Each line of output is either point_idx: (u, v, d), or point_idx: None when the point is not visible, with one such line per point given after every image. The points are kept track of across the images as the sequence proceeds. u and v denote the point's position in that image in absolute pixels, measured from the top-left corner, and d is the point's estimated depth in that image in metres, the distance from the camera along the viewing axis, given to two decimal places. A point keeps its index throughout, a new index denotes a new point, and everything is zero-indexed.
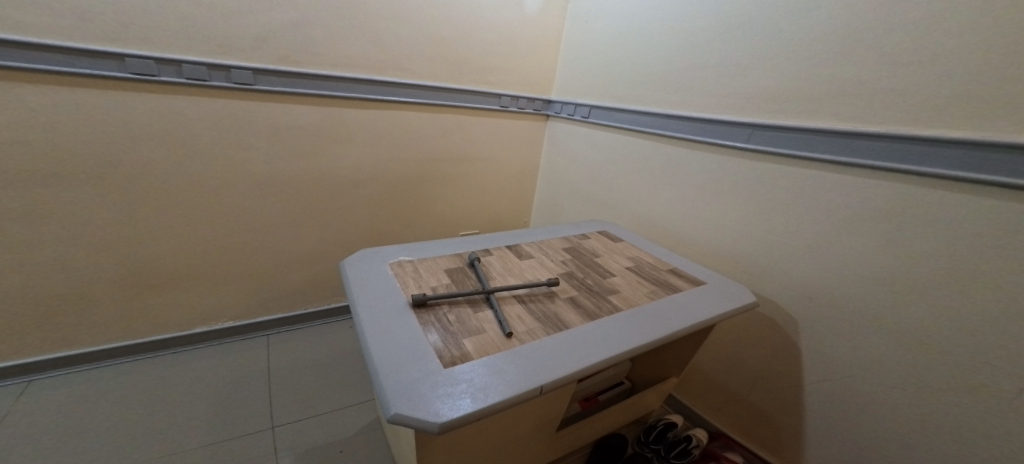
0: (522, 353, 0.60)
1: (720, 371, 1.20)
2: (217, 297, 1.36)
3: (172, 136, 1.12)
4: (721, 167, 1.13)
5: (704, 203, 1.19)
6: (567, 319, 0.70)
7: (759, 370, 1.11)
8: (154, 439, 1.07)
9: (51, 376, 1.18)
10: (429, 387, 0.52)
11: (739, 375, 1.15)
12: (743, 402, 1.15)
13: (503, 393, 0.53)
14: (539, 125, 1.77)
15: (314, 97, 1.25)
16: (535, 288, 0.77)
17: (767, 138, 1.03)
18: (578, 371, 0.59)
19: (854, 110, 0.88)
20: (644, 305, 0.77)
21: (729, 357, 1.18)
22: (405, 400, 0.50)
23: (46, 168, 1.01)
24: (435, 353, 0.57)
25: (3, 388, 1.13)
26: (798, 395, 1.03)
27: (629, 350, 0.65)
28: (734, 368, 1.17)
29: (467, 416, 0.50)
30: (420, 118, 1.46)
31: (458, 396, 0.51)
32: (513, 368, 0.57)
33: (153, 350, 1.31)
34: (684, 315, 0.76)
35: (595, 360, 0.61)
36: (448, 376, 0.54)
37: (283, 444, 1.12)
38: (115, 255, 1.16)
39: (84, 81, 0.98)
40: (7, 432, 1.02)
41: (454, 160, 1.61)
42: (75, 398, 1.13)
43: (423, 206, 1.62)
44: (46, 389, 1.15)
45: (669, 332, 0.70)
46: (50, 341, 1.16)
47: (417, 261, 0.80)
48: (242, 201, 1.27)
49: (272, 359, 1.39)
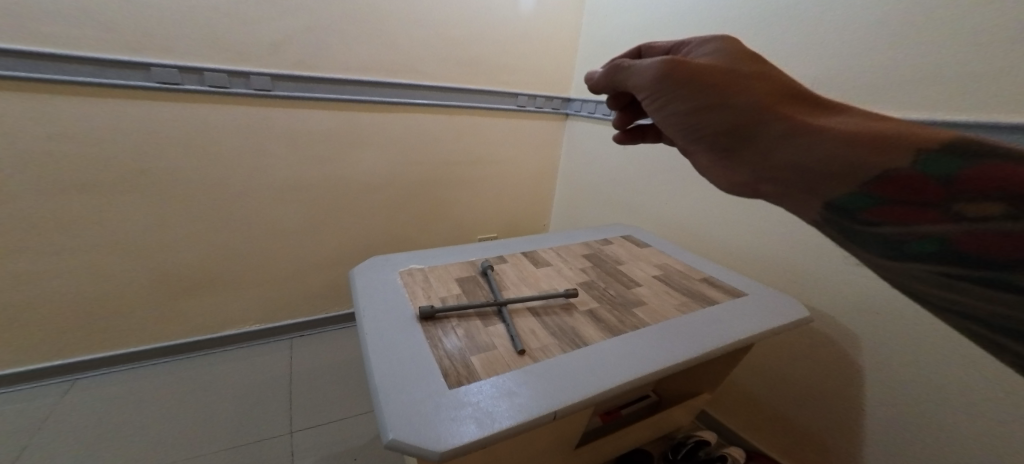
0: (535, 373, 0.55)
1: (759, 388, 1.12)
2: (242, 301, 1.38)
3: (197, 144, 1.14)
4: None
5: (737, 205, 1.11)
6: (586, 334, 0.64)
7: (805, 388, 1.02)
8: (176, 443, 1.07)
9: (95, 375, 1.24)
10: (433, 409, 0.47)
11: (781, 394, 1.07)
12: (787, 421, 1.06)
13: (514, 417, 0.48)
14: (557, 124, 1.71)
15: (330, 101, 1.25)
16: (551, 300, 0.73)
17: None
18: (598, 395, 0.53)
19: (936, 93, 0.77)
20: (673, 319, 0.70)
21: (769, 373, 1.09)
22: (401, 424, 0.44)
23: (80, 177, 1.04)
24: (439, 372, 0.53)
25: (52, 386, 1.19)
26: (855, 419, 0.93)
27: (657, 371, 0.58)
28: (775, 385, 1.08)
29: (471, 443, 0.44)
30: (435, 121, 1.43)
31: (462, 420, 0.46)
32: (525, 390, 0.52)
33: (186, 351, 1.35)
34: (719, 331, 0.68)
35: (617, 383, 0.55)
36: (453, 397, 0.49)
37: (298, 450, 1.10)
38: (147, 261, 1.20)
39: (114, 92, 1.01)
40: (49, 430, 1.06)
41: (471, 162, 1.57)
42: (111, 399, 1.17)
43: (440, 209, 1.59)
44: (90, 388, 1.20)
45: (703, 350, 0.63)
46: (90, 343, 1.21)
47: (428, 269, 0.77)
48: (263, 206, 1.28)
49: (294, 364, 1.39)
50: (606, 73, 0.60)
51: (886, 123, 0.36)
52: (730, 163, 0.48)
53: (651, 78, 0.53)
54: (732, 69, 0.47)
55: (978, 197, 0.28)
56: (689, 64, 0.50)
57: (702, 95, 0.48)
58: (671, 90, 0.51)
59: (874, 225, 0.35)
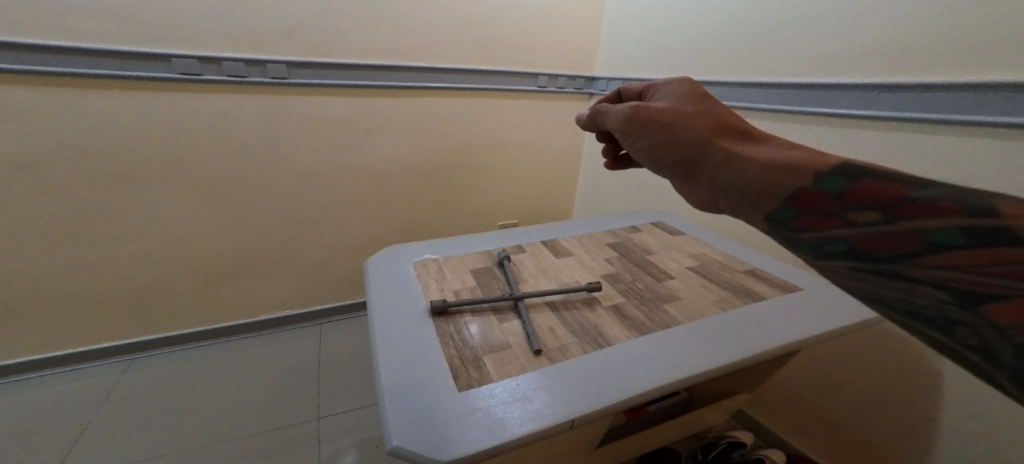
0: (552, 375, 0.51)
1: (808, 391, 1.01)
2: (271, 289, 1.42)
3: (221, 135, 1.14)
4: (833, 145, 0.89)
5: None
6: (609, 333, 0.60)
7: (863, 396, 0.90)
8: (214, 425, 1.12)
9: (149, 355, 1.32)
10: (441, 414, 0.44)
11: (836, 400, 0.96)
12: (838, 428, 0.96)
13: (527, 425, 0.44)
14: (581, 105, 1.62)
15: (345, 87, 1.22)
16: (572, 294, 0.68)
17: (894, 102, 0.78)
18: (621, 403, 0.49)
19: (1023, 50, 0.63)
20: (708, 318, 0.64)
21: (820, 374, 0.98)
22: (405, 430, 0.42)
23: (117, 169, 1.08)
24: (449, 373, 0.50)
25: (113, 365, 1.27)
26: (926, 437, 0.82)
27: (688, 376, 0.53)
28: (825, 388, 0.97)
29: (480, 453, 0.41)
30: (452, 104, 1.39)
31: (471, 427, 0.43)
32: (540, 395, 0.48)
33: (228, 334, 1.41)
34: (761, 331, 0.62)
35: (643, 390, 0.50)
36: (463, 401, 0.46)
37: (326, 436, 1.12)
38: (186, 250, 1.24)
39: (140, 84, 1.02)
40: (110, 407, 1.14)
41: (490, 147, 1.52)
42: (160, 380, 1.23)
43: (460, 195, 1.56)
44: (146, 367, 1.28)
45: (742, 353, 0.57)
46: (138, 327, 1.28)
47: (442, 260, 0.75)
48: (286, 195, 1.29)
49: (322, 349, 1.42)
50: (583, 118, 0.60)
51: (802, 151, 0.40)
52: (693, 187, 0.47)
53: (621, 119, 0.53)
54: (683, 111, 0.50)
55: (866, 208, 0.32)
56: (649, 107, 0.51)
57: (661, 132, 0.50)
58: (632, 131, 0.53)
59: (790, 233, 0.37)
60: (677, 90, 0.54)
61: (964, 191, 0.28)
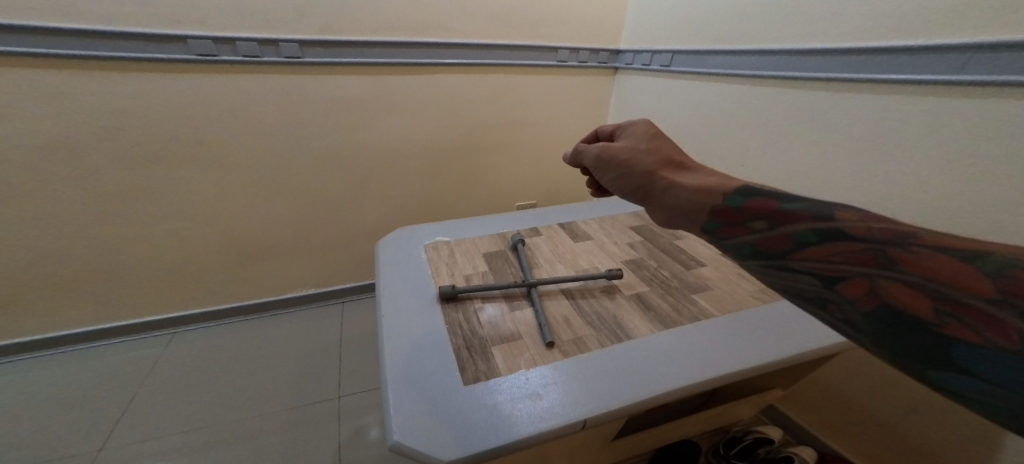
0: (564, 370, 0.49)
1: (851, 387, 0.92)
2: (295, 269, 1.44)
3: (240, 116, 1.14)
4: (895, 121, 0.74)
5: (828, 171, 0.87)
6: (629, 325, 0.57)
7: (914, 399, 0.81)
8: (244, 400, 1.15)
9: (186, 331, 1.38)
10: (447, 411, 0.43)
11: (885, 401, 0.86)
12: (883, 429, 0.88)
13: (535, 425, 0.43)
14: (604, 81, 1.53)
15: (358, 66, 1.19)
16: (591, 281, 0.65)
17: (996, 65, 0.62)
18: (636, 404, 0.47)
19: None
20: (739, 312, 0.60)
21: (862, 374, 0.89)
22: (409, 425, 0.42)
23: (145, 151, 1.09)
24: (457, 366, 0.49)
25: (155, 338, 1.34)
26: (983, 451, 0.73)
27: (712, 377, 0.50)
28: (868, 388, 0.89)
29: (485, 453, 0.40)
30: (467, 82, 1.34)
31: (477, 424, 0.42)
32: (549, 391, 0.46)
33: (257, 311, 1.45)
34: (798, 329, 0.57)
35: (661, 390, 0.48)
36: (469, 396, 0.45)
37: (346, 414, 1.14)
38: (213, 230, 1.27)
39: (160, 66, 1.02)
40: (151, 379, 1.20)
41: (508, 126, 1.47)
42: (196, 355, 1.29)
43: (477, 176, 1.53)
44: (183, 342, 1.34)
45: (772, 351, 0.54)
46: (174, 303, 1.34)
47: (455, 243, 0.73)
48: (304, 177, 1.29)
49: (344, 329, 1.44)
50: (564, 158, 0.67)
51: (722, 179, 0.48)
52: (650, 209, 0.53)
53: (590, 158, 0.61)
54: (639, 147, 0.57)
55: (757, 218, 0.41)
56: (611, 145, 0.59)
57: (622, 165, 0.57)
58: (599, 166, 0.60)
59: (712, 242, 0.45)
60: (637, 128, 0.62)
61: (815, 206, 0.38)
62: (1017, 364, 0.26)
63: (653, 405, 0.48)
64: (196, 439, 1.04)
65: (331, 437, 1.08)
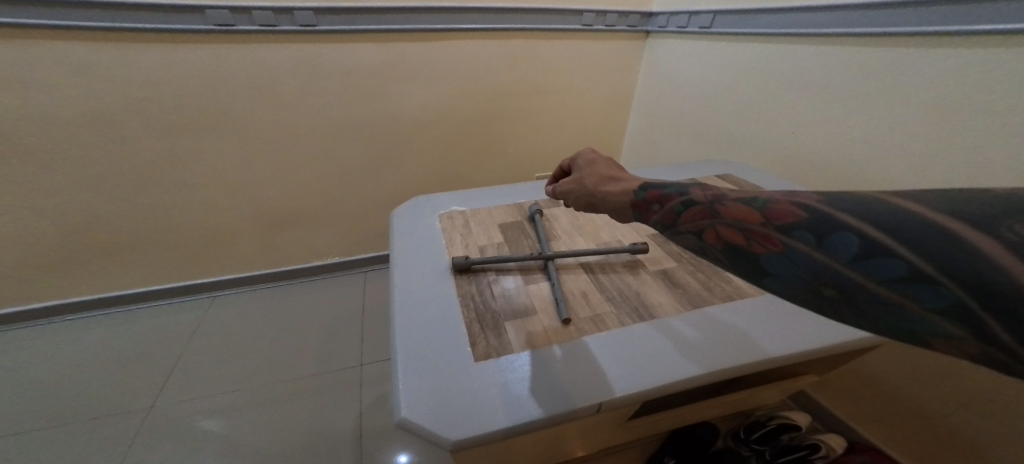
0: (579, 349, 0.47)
1: (892, 376, 0.86)
2: (319, 238, 1.47)
3: (259, 86, 1.13)
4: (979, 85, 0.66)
5: (888, 141, 0.79)
6: (651, 303, 0.54)
7: (969, 393, 0.74)
8: (272, 364, 1.20)
9: (219, 296, 1.44)
10: (457, 387, 0.42)
11: (932, 392, 0.80)
12: (929, 421, 0.82)
13: (549, 407, 0.41)
14: (634, 45, 1.43)
15: (375, 33, 1.15)
16: (612, 256, 0.62)
17: None
18: (658, 388, 0.44)
19: None
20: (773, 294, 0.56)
21: (904, 363, 0.83)
22: (415, 401, 0.41)
23: (172, 122, 1.11)
24: (468, 341, 0.47)
25: (196, 301, 1.41)
26: None
27: (743, 363, 0.47)
28: (910, 379, 0.83)
29: (495, 432, 0.39)
30: (486, 49, 1.28)
31: (486, 402, 0.41)
32: (564, 371, 0.44)
33: (284, 279, 1.50)
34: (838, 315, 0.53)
35: (684, 373, 0.45)
36: (480, 371, 0.44)
37: (367, 381, 1.17)
38: (238, 200, 1.29)
39: (180, 37, 1.02)
40: (189, 341, 1.26)
41: (529, 94, 1.41)
42: (228, 319, 1.35)
43: (496, 147, 1.49)
44: (216, 306, 1.40)
45: (810, 337, 0.50)
46: (208, 270, 1.39)
47: (470, 213, 0.71)
48: (323, 147, 1.29)
49: (366, 297, 1.47)
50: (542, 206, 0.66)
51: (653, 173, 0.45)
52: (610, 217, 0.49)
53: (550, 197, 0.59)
54: (578, 172, 0.55)
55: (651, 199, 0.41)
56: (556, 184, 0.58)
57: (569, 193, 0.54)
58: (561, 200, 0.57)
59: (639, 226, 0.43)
60: (571, 158, 0.61)
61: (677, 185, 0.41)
62: (789, 264, 0.28)
63: (677, 388, 0.45)
64: (235, 400, 1.10)
65: (354, 402, 1.11)
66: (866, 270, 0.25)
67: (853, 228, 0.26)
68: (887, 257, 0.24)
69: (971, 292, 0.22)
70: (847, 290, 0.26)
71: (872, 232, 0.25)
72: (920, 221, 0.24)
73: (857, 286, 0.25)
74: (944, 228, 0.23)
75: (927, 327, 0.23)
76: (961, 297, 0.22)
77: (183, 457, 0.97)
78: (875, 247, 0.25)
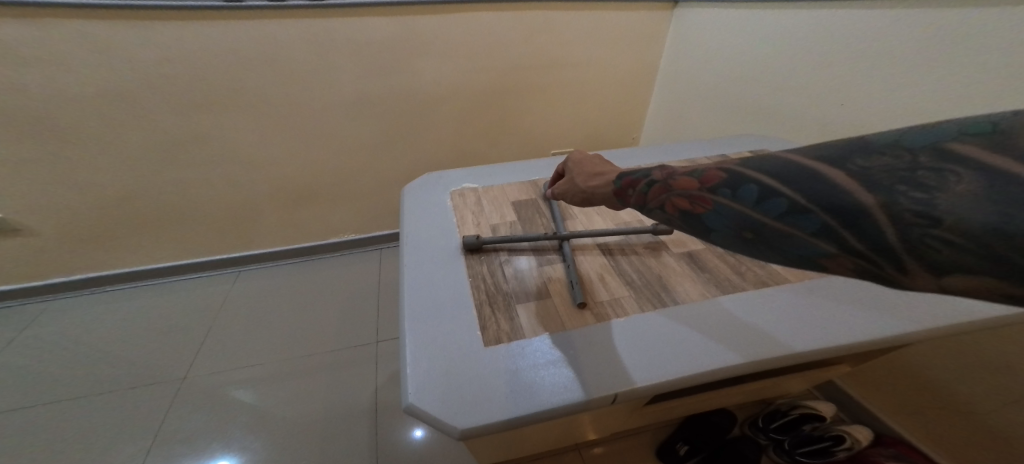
0: (595, 335, 0.45)
1: (932, 368, 0.81)
2: (336, 215, 1.47)
3: (272, 63, 1.12)
4: None
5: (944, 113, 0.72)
6: (674, 287, 0.51)
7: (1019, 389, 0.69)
8: (292, 339, 1.23)
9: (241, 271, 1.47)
10: (467, 371, 0.41)
11: (977, 386, 0.75)
12: (970, 415, 0.78)
13: (564, 395, 0.39)
14: (659, 15, 1.35)
15: (386, 6, 1.11)
16: (632, 237, 0.59)
17: None
18: (681, 377, 0.41)
19: None
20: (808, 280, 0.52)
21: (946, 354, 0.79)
22: (423, 386, 0.40)
23: (188, 100, 1.11)
24: (479, 325, 0.46)
25: (222, 276, 1.45)
26: None
27: (775, 352, 0.44)
28: (952, 372, 0.78)
29: (507, 419, 0.37)
30: (502, 21, 1.22)
31: (497, 388, 0.39)
32: (580, 358, 0.42)
33: (302, 255, 1.52)
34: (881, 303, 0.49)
35: (709, 362, 0.42)
36: (491, 355, 0.43)
37: (383, 357, 1.19)
38: (257, 177, 1.30)
39: (191, 13, 1.00)
40: (214, 314, 1.30)
41: (546, 68, 1.36)
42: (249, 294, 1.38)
43: (512, 123, 1.45)
44: (238, 281, 1.43)
45: (848, 326, 0.46)
46: (229, 246, 1.42)
47: (482, 190, 0.68)
48: (337, 123, 1.27)
49: (381, 274, 1.48)
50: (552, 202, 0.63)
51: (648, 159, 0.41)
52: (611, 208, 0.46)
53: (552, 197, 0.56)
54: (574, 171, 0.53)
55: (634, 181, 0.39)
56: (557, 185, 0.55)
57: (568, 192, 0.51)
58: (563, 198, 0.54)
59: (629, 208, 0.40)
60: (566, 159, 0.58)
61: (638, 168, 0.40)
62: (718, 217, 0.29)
63: (702, 378, 0.43)
64: (258, 372, 1.13)
65: (370, 378, 1.13)
66: (767, 211, 0.27)
67: (753, 177, 0.28)
68: (775, 196, 0.26)
69: (834, 213, 0.24)
70: (760, 230, 0.27)
71: (766, 179, 0.27)
72: (789, 163, 0.27)
73: (766, 226, 0.27)
74: (813, 169, 0.26)
75: (811, 250, 0.25)
76: (826, 219, 0.24)
77: (212, 426, 1.01)
78: (769, 191, 0.27)
